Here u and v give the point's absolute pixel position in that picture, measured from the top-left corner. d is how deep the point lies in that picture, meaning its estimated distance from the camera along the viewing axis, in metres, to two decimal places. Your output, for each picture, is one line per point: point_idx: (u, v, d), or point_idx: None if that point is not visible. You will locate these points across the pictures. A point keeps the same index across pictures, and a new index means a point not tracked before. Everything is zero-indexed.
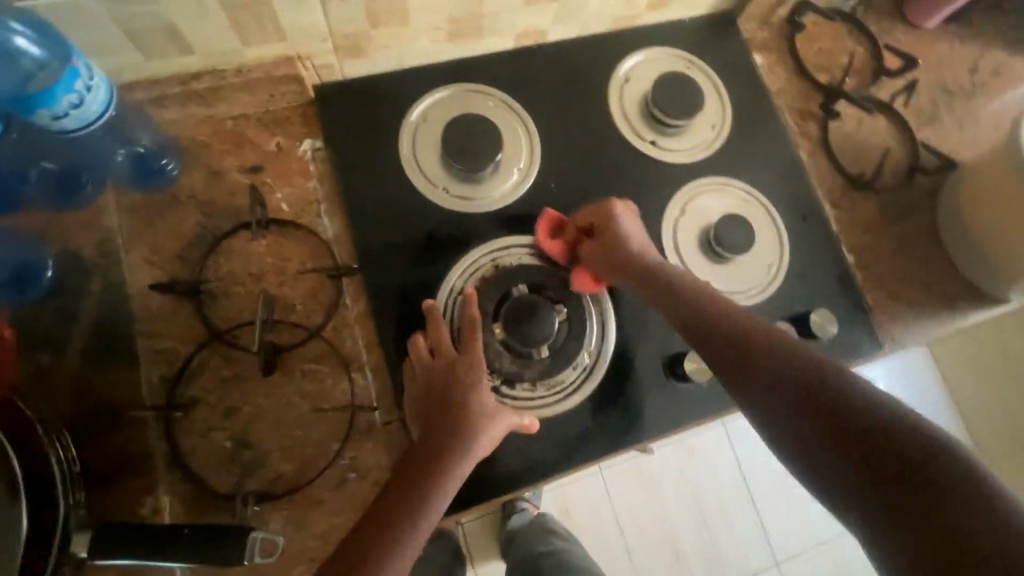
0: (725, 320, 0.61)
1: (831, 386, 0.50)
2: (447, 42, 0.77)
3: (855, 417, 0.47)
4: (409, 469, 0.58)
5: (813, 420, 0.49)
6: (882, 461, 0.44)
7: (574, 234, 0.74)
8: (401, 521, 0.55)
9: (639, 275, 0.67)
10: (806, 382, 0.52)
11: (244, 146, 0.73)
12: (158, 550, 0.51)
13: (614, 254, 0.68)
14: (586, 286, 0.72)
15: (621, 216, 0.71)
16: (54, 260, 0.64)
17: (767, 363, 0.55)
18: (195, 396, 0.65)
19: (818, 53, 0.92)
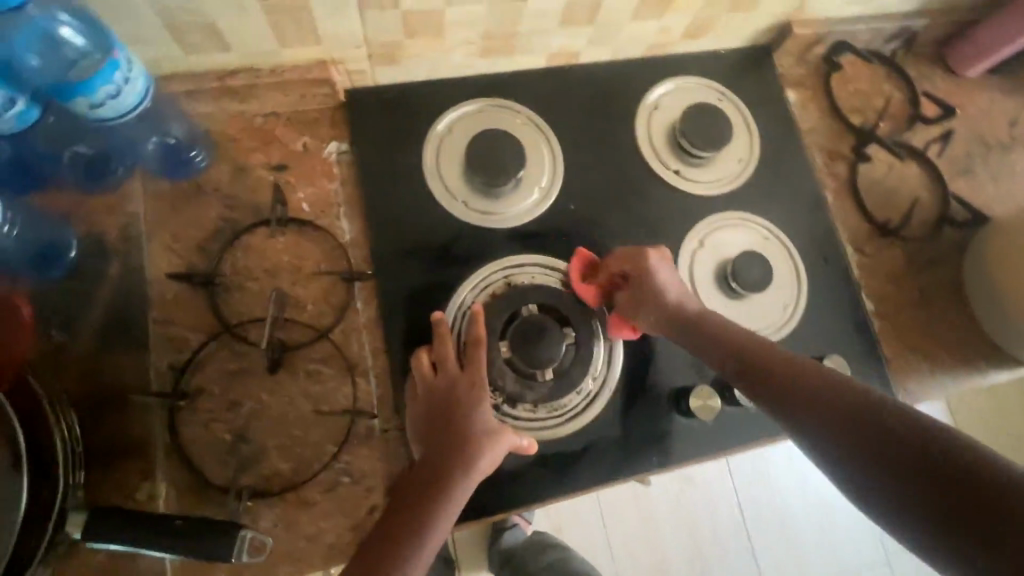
0: (758, 350, 0.61)
1: (869, 407, 0.50)
2: (480, 56, 0.78)
3: (900, 436, 0.47)
4: (411, 486, 0.59)
5: (857, 444, 0.49)
6: (937, 479, 0.43)
7: (607, 278, 0.73)
8: (407, 538, 0.56)
9: (664, 316, 0.67)
10: (843, 405, 0.52)
11: (272, 144, 0.74)
12: (147, 538, 0.52)
13: (647, 301, 0.68)
14: (621, 333, 0.72)
15: (655, 265, 0.69)
16: (77, 241, 0.67)
17: (801, 388, 0.55)
18: (199, 386, 0.66)
19: (853, 94, 0.91)
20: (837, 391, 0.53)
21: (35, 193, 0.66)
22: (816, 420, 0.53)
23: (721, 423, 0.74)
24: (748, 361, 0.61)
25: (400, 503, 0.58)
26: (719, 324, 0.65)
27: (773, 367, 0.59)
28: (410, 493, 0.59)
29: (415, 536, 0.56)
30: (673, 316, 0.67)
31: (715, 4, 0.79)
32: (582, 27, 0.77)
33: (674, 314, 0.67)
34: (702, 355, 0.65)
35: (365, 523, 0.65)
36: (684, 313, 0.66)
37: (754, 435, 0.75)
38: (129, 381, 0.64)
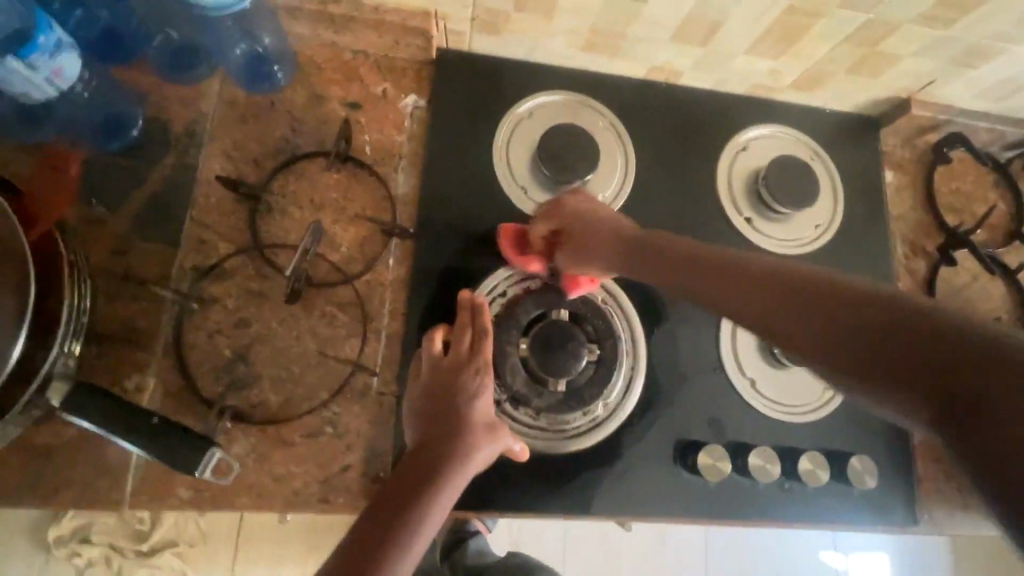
0: (733, 267, 0.50)
1: (856, 297, 0.38)
2: (581, 49, 0.75)
3: (893, 320, 0.35)
4: (405, 475, 0.54)
5: (851, 343, 0.37)
6: (935, 369, 0.31)
7: (540, 241, 0.69)
8: (400, 533, 0.50)
9: (612, 253, 0.62)
10: (824, 300, 0.40)
11: (353, 81, 0.73)
12: (120, 426, 0.50)
13: (589, 245, 0.63)
14: (581, 290, 0.68)
15: (577, 207, 0.67)
16: (142, 122, 0.67)
17: (777, 298, 0.44)
18: (215, 295, 0.64)
19: (954, 193, 0.85)
20: (822, 288, 0.41)
21: (118, 66, 0.67)
22: (797, 323, 0.42)
23: (724, 491, 0.69)
24: (724, 281, 0.50)
25: (391, 491, 0.53)
26: (687, 252, 0.55)
27: (745, 282, 0.48)
28: (403, 479, 0.54)
29: (412, 525, 0.51)
30: (616, 245, 0.61)
31: (839, 60, 0.74)
32: (692, 47, 0.73)
33: (620, 246, 0.61)
34: (685, 286, 0.54)
35: (335, 479, 0.62)
36: (630, 243, 0.60)
37: (756, 515, 0.69)
38: (150, 271, 0.64)
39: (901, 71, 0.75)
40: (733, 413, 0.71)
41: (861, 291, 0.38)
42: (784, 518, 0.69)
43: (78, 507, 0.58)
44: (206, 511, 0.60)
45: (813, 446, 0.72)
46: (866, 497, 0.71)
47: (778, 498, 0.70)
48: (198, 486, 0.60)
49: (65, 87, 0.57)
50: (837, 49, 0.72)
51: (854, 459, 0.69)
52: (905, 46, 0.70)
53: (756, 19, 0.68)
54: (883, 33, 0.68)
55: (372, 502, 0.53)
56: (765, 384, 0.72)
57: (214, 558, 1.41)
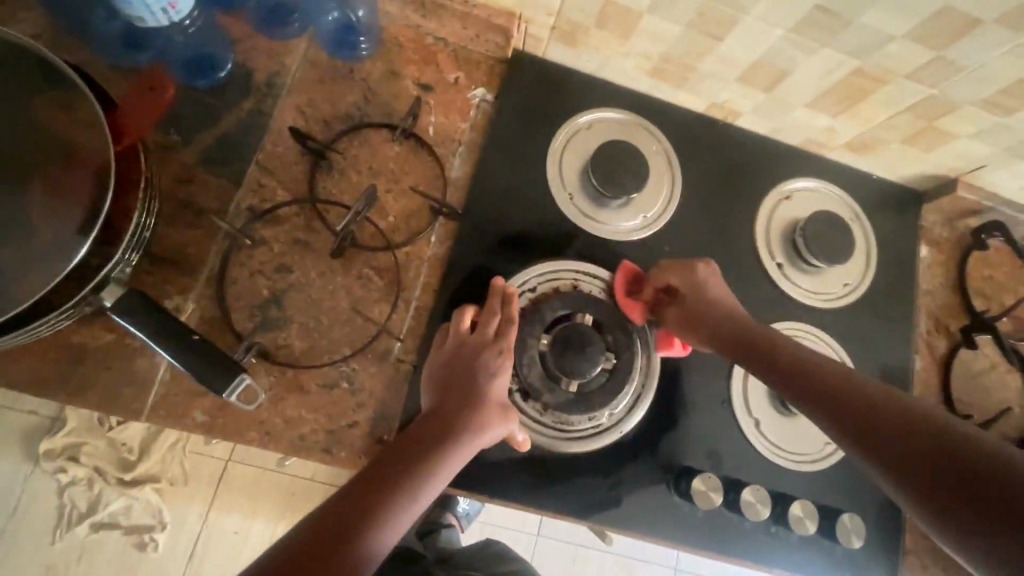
0: (787, 360, 0.58)
1: (903, 414, 0.47)
2: (649, 74, 0.78)
3: (939, 440, 0.44)
4: (416, 436, 0.56)
5: (902, 451, 0.45)
6: (979, 492, 0.40)
7: (652, 291, 0.71)
8: (402, 489, 0.52)
9: (720, 334, 0.64)
10: (880, 412, 0.48)
11: (430, 65, 0.76)
12: (160, 338, 0.53)
13: (694, 317, 0.66)
14: (673, 350, 0.71)
15: (706, 279, 0.68)
16: (230, 66, 0.71)
17: (830, 393, 0.53)
18: (263, 237, 0.67)
19: (986, 279, 0.86)
20: (876, 397, 0.50)
21: (220, 12, 0.72)
22: (851, 423, 0.49)
23: (711, 523, 0.69)
24: (782, 364, 0.58)
25: (402, 446, 0.55)
26: (765, 332, 0.62)
27: (798, 367, 0.56)
28: (415, 440, 0.56)
29: (415, 483, 0.53)
30: (713, 317, 0.65)
31: (894, 129, 0.76)
32: (756, 91, 0.76)
33: (729, 329, 0.63)
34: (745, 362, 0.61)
35: (340, 432, 0.64)
36: (735, 332, 0.63)
37: (739, 552, 0.69)
38: (210, 204, 0.67)
39: (956, 151, 0.76)
40: (733, 448, 0.72)
41: (909, 409, 0.47)
42: (766, 560, 0.69)
43: (99, 409, 0.61)
44: (214, 438, 0.62)
45: (805, 496, 0.72)
46: (849, 556, 0.71)
47: (763, 540, 0.70)
48: (212, 413, 0.62)
49: (175, 18, 0.63)
50: (896, 118, 0.74)
51: (845, 516, 0.69)
52: (963, 127, 0.72)
53: (824, 75, 0.70)
54: (943, 111, 0.71)
55: (384, 453, 0.55)
56: (768, 426, 0.73)
57: (189, 503, 1.42)
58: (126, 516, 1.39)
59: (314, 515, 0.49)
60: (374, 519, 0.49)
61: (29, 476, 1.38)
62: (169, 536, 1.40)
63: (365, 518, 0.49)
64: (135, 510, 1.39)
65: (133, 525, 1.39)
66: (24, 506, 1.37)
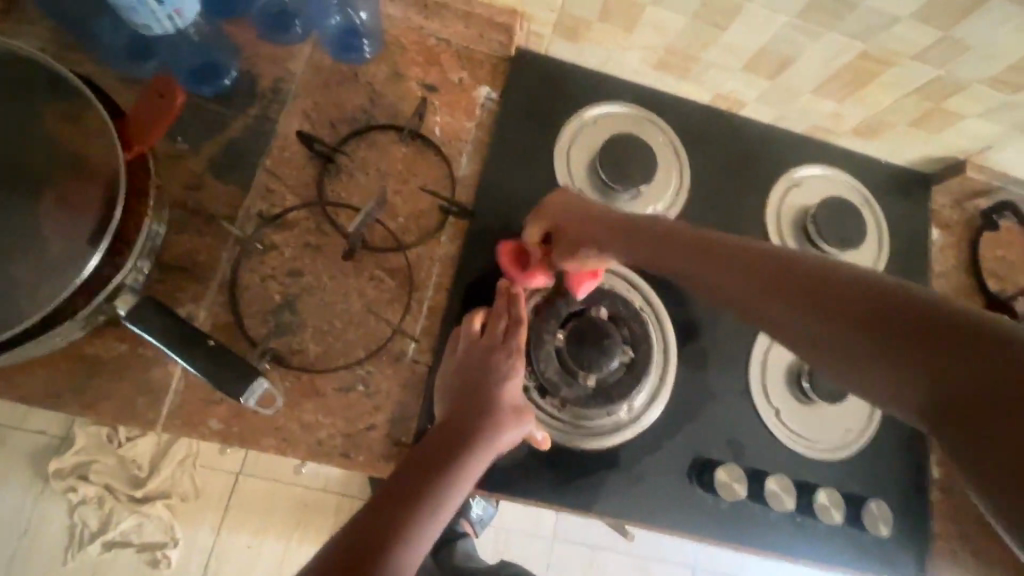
0: (731, 262, 0.45)
1: (846, 288, 0.38)
2: (653, 66, 0.78)
3: (903, 316, 0.35)
4: (430, 446, 0.54)
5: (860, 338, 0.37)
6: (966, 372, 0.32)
7: (536, 248, 0.67)
8: (421, 500, 0.48)
9: (637, 251, 0.54)
10: (858, 308, 0.37)
11: (434, 65, 0.76)
12: (176, 344, 0.53)
13: (587, 241, 0.58)
14: (586, 287, 0.67)
15: (562, 207, 0.63)
16: (234, 73, 0.71)
17: (756, 282, 0.43)
18: (274, 242, 0.67)
19: (999, 260, 0.85)
20: (805, 271, 0.41)
21: (225, 21, 0.71)
22: (789, 314, 0.41)
23: (736, 515, 0.69)
24: (722, 269, 0.46)
25: (418, 457, 0.53)
26: (662, 229, 0.53)
27: (743, 268, 0.45)
28: (429, 449, 0.53)
29: (434, 493, 0.49)
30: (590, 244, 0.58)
31: (901, 111, 0.75)
32: (761, 80, 0.76)
33: (614, 249, 0.56)
34: (677, 275, 0.51)
35: (359, 436, 0.64)
36: (656, 244, 0.52)
37: (765, 544, 0.68)
38: (220, 211, 0.67)
39: (964, 132, 0.76)
40: (755, 439, 0.71)
41: (850, 279, 0.39)
42: (793, 551, 0.68)
43: (115, 421, 0.60)
44: (232, 445, 0.62)
45: (830, 485, 0.71)
46: (877, 543, 0.71)
47: (789, 530, 0.69)
48: (229, 420, 0.62)
49: (181, 25, 0.62)
50: (903, 100, 0.74)
51: (871, 503, 0.68)
52: (970, 107, 0.72)
53: (828, 60, 0.70)
54: (949, 91, 0.70)
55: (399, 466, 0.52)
56: (788, 416, 0.72)
57: (201, 518, 1.41)
58: (137, 533, 1.38)
59: (335, 537, 0.46)
60: (393, 535, 0.45)
61: (39, 496, 1.37)
62: (181, 552, 1.39)
63: (383, 535, 0.45)
64: (146, 528, 1.38)
65: (144, 543, 1.37)
66: (34, 527, 1.36)
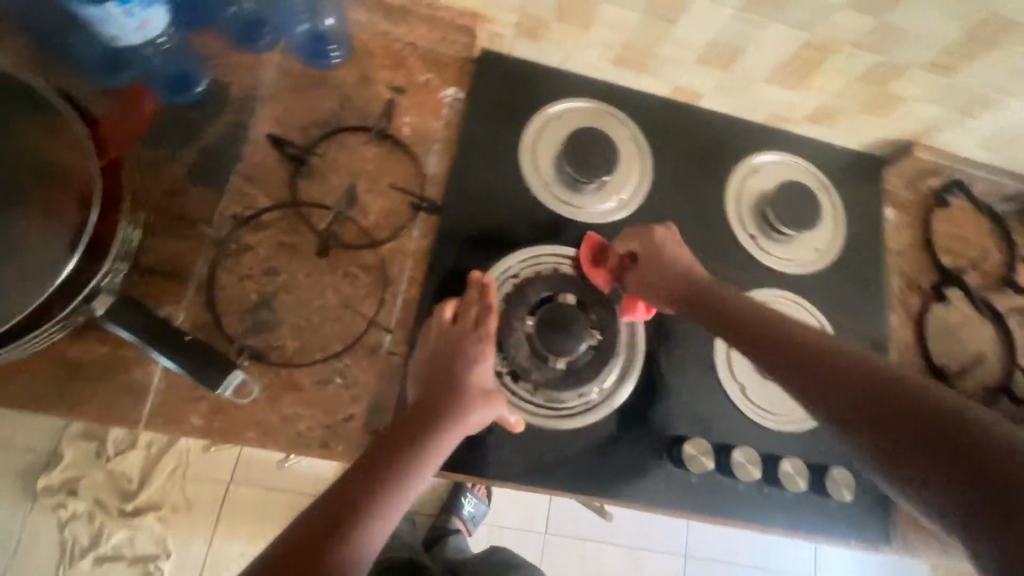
0: (780, 339, 0.56)
1: (877, 381, 0.47)
2: (612, 62, 0.81)
3: (911, 401, 0.43)
4: (399, 429, 0.56)
5: (880, 416, 0.45)
6: (965, 456, 0.38)
7: (616, 259, 0.73)
8: (389, 479, 0.51)
9: (704, 313, 0.64)
10: (875, 392, 0.46)
11: (401, 68, 0.79)
12: (154, 341, 0.55)
13: (661, 283, 0.67)
14: (635, 315, 0.72)
15: (663, 243, 0.69)
16: (206, 81, 0.73)
17: (798, 360, 0.53)
18: (250, 242, 0.69)
19: (952, 237, 0.89)
20: (863, 369, 0.48)
21: (194, 32, 0.73)
22: (827, 393, 0.49)
23: (706, 488, 0.71)
24: (773, 344, 0.56)
25: (391, 436, 0.55)
26: (736, 307, 0.62)
27: (790, 347, 0.55)
28: (398, 431, 0.56)
29: (401, 472, 0.52)
30: (666, 282, 0.67)
31: (848, 97, 0.79)
32: (714, 71, 0.79)
33: (684, 298, 0.65)
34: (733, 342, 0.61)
35: (338, 427, 0.66)
36: (721, 311, 0.62)
37: (735, 514, 0.71)
38: (195, 214, 0.69)
39: (909, 114, 0.80)
40: (722, 415, 0.74)
41: (883, 375, 0.47)
42: (762, 520, 0.71)
43: (98, 420, 0.62)
44: (214, 440, 0.63)
45: (796, 456, 0.74)
46: (843, 509, 0.74)
47: (758, 500, 0.72)
48: (211, 416, 0.63)
49: (150, 35, 0.65)
50: (849, 86, 0.77)
51: (834, 470, 0.72)
52: (912, 90, 0.76)
53: (775, 50, 0.74)
54: (891, 76, 0.74)
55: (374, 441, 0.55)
56: (753, 391, 0.76)
57: (193, 528, 1.42)
58: (129, 546, 1.38)
59: (309, 507, 0.48)
60: (359, 511, 0.48)
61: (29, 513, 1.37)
62: (175, 563, 1.39)
63: (350, 512, 0.47)
64: (139, 540, 1.39)
65: (136, 555, 1.38)
66: (25, 544, 1.36)
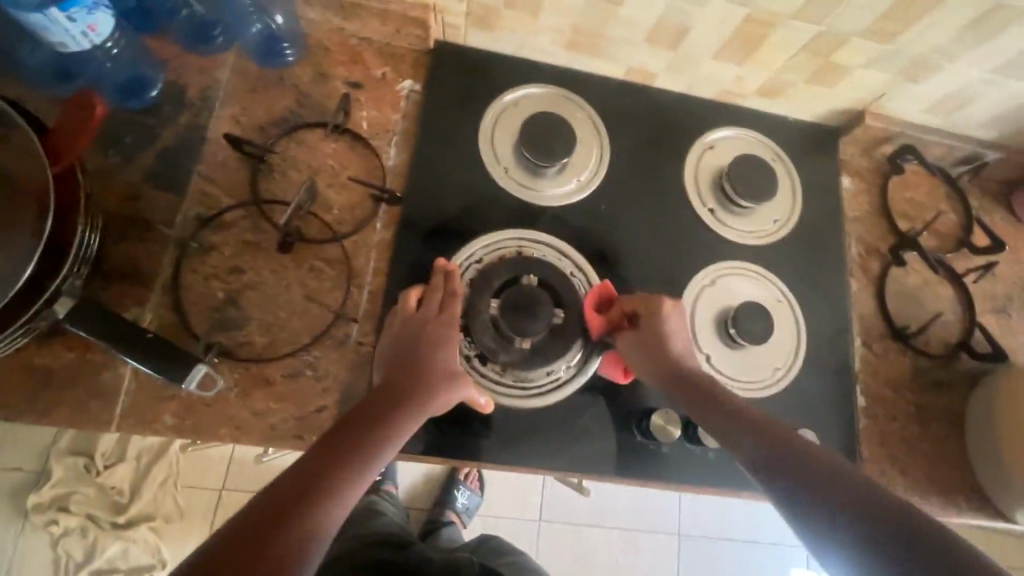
0: (747, 417, 0.60)
1: (839, 468, 0.52)
2: (565, 47, 0.82)
3: (864, 488, 0.49)
4: (363, 412, 0.57)
5: (834, 497, 0.49)
6: (909, 540, 0.44)
7: (620, 316, 0.72)
8: (348, 461, 0.52)
9: (680, 383, 0.66)
10: (831, 474, 0.51)
11: (357, 63, 0.80)
12: (119, 340, 0.57)
13: (649, 348, 0.69)
14: (613, 372, 0.73)
15: (668, 316, 0.70)
16: (162, 85, 0.74)
17: (763, 440, 0.57)
18: (214, 242, 0.70)
19: (908, 201, 0.91)
20: (821, 457, 0.53)
21: (147, 35, 0.75)
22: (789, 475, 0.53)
23: (676, 457, 0.73)
24: (741, 423, 0.60)
25: (354, 420, 0.56)
26: (708, 385, 0.65)
27: (757, 428, 0.58)
28: (360, 415, 0.57)
29: (362, 455, 0.53)
30: (654, 356, 0.68)
31: (795, 70, 0.81)
32: (664, 51, 0.81)
33: (666, 368, 0.67)
34: (701, 415, 0.64)
35: (310, 418, 0.67)
36: (697, 385, 0.65)
37: (705, 481, 0.73)
38: (157, 218, 0.70)
39: (856, 83, 0.82)
40: None
41: (842, 465, 0.52)
42: (732, 484, 0.73)
43: (70, 425, 0.63)
44: (187, 438, 0.64)
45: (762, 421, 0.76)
46: None
47: (727, 466, 0.74)
48: (183, 414, 0.64)
49: (98, 41, 0.66)
50: (794, 59, 0.79)
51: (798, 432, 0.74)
52: (856, 58, 0.78)
53: (720, 27, 0.76)
54: (833, 45, 0.76)
55: (338, 423, 0.56)
56: (717, 361, 0.78)
57: (186, 538, 1.42)
58: (123, 559, 1.38)
59: (268, 487, 0.49)
60: (317, 493, 0.49)
61: (22, 532, 1.37)
62: None
63: (306, 494, 0.48)
64: (133, 552, 1.38)
65: (132, 567, 1.38)
66: (19, 563, 1.36)
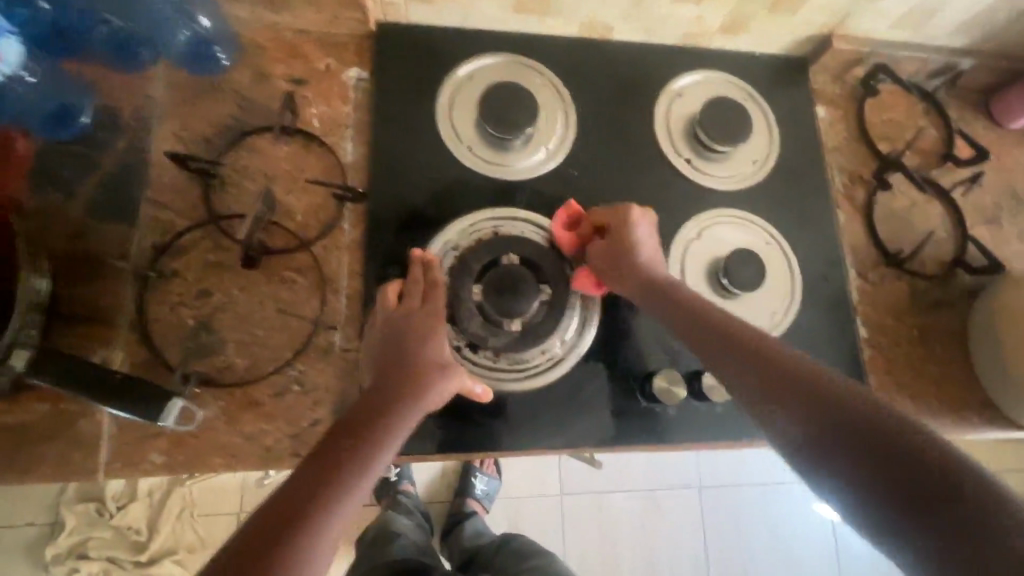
0: (738, 344, 0.56)
1: (836, 390, 0.47)
2: (513, 10, 0.78)
3: (858, 409, 0.45)
4: (354, 418, 0.55)
5: (837, 432, 0.44)
6: (901, 465, 0.40)
7: (589, 230, 0.70)
8: (343, 470, 0.50)
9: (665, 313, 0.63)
10: (825, 399, 0.47)
11: (297, 58, 0.75)
12: (86, 385, 0.54)
13: (624, 270, 0.66)
14: (586, 286, 0.70)
15: (637, 225, 0.67)
16: (91, 110, 0.69)
17: (756, 368, 0.53)
18: (176, 268, 0.67)
19: (885, 123, 0.89)
20: (816, 379, 0.49)
21: (67, 57, 0.70)
22: (785, 407, 0.49)
23: (684, 416, 0.72)
24: (729, 349, 0.56)
25: (347, 426, 0.54)
26: (694, 310, 0.61)
27: (749, 355, 0.54)
28: (352, 422, 0.54)
29: (356, 462, 0.51)
30: (649, 290, 0.64)
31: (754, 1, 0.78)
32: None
33: (642, 287, 0.65)
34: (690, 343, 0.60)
35: (305, 434, 0.65)
36: (679, 314, 0.61)
37: (717, 434, 0.72)
38: (111, 250, 0.66)
39: (818, 6, 0.79)
40: None
41: (840, 386, 0.47)
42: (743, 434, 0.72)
43: (56, 479, 0.60)
44: (180, 473, 0.62)
45: None
46: None
47: (736, 417, 0.73)
48: (173, 449, 0.62)
49: None
50: None
51: None
52: None
53: None
54: None
55: (329, 433, 0.53)
56: None
57: None
58: None
59: (261, 508, 0.47)
60: (312, 508, 0.46)
61: None
62: None
63: (299, 512, 0.46)
64: None
65: None
66: None
